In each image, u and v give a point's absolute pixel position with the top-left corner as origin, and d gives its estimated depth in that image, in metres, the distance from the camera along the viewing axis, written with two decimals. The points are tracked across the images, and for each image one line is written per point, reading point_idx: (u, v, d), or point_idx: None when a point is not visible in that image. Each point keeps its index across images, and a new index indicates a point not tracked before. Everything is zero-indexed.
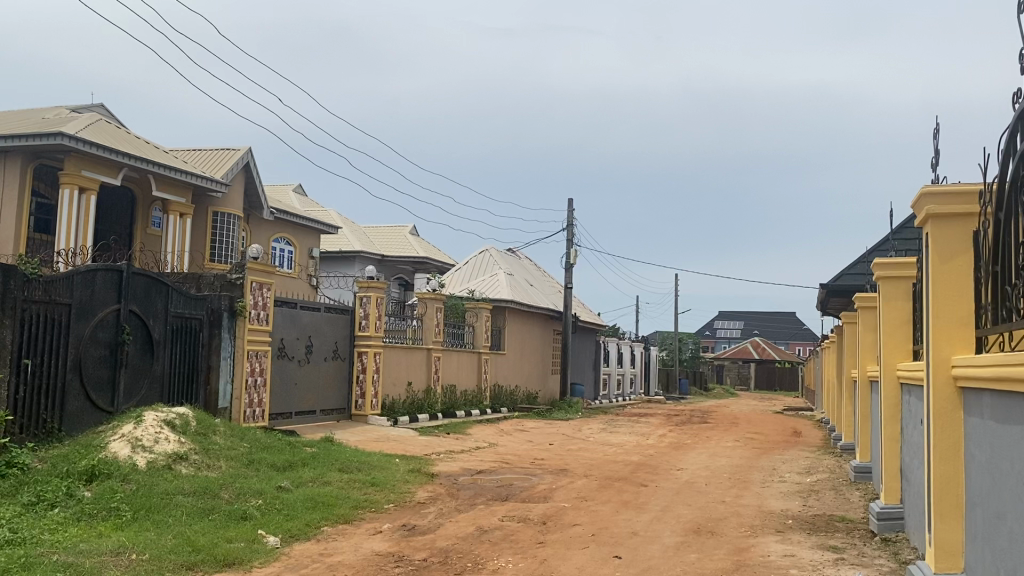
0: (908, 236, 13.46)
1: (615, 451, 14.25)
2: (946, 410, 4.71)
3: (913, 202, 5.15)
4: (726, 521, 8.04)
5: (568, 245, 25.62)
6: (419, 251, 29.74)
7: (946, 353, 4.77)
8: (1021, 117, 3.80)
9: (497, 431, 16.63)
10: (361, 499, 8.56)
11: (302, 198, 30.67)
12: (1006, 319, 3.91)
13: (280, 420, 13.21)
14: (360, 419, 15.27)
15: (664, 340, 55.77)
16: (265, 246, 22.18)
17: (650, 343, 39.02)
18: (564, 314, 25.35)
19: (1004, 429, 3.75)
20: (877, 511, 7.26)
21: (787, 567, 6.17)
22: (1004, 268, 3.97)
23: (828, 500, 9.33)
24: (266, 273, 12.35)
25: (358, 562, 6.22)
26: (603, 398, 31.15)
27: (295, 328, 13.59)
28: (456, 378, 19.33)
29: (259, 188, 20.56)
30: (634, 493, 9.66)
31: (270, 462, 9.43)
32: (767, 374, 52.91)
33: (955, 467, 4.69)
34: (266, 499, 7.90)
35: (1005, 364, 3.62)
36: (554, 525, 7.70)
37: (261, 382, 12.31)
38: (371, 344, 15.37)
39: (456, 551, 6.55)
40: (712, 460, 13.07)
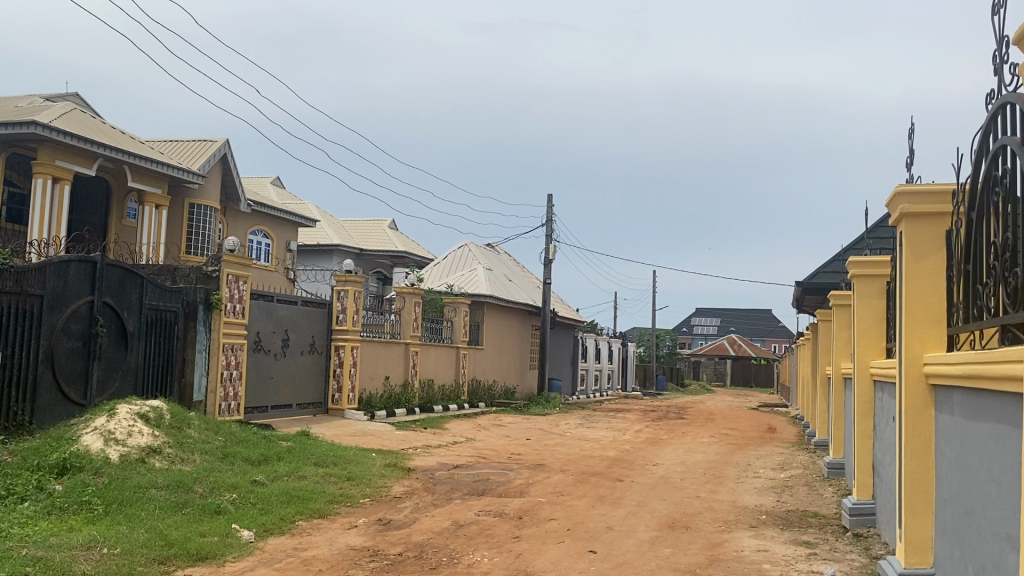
0: (882, 235, 13.64)
1: (591, 445, 14.30)
2: (918, 407, 4.76)
3: (888, 202, 5.20)
4: (701, 516, 8.09)
5: (547, 241, 25.73)
6: (399, 244, 29.65)
7: (918, 350, 4.82)
8: (993, 118, 3.85)
9: (473, 426, 16.63)
10: (337, 493, 8.54)
11: (280, 190, 30.54)
12: (976, 317, 3.98)
13: (256, 413, 13.12)
14: (336, 413, 15.24)
15: (641, 335, 55.96)
16: (242, 238, 22.02)
17: (628, 339, 39.20)
18: (543, 310, 25.43)
19: (973, 426, 3.81)
20: (849, 507, 7.35)
21: (760, 561, 6.23)
22: (975, 266, 4.02)
23: (802, 496, 9.44)
24: (243, 266, 12.27)
25: (332, 556, 6.20)
26: (580, 393, 31.25)
27: (272, 321, 13.51)
28: (433, 372, 19.32)
29: (237, 180, 20.40)
30: (611, 488, 9.71)
31: (245, 456, 9.40)
32: (743, 370, 53.44)
33: (926, 464, 4.75)
34: (240, 493, 7.87)
35: (975, 363, 3.68)
36: (530, 519, 7.72)
37: (236, 376, 12.24)
38: (348, 337, 15.29)
39: (432, 546, 6.55)
40: (687, 455, 13.17)
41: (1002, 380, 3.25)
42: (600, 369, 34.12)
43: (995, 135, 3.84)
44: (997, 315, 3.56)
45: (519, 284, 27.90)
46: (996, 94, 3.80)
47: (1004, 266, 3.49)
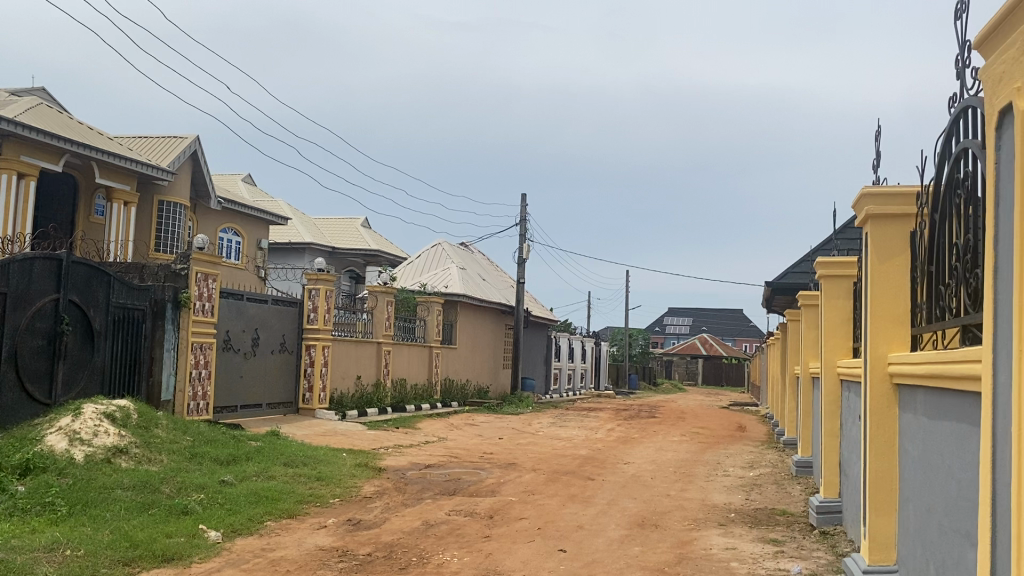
0: (850, 237, 13.81)
1: (563, 445, 14.33)
2: (883, 407, 4.81)
3: (854, 203, 5.26)
4: (671, 514, 8.15)
5: (521, 240, 25.77)
6: (372, 243, 29.52)
7: (883, 350, 4.87)
8: (955, 121, 3.90)
9: (446, 425, 16.61)
10: (306, 493, 8.48)
11: (251, 187, 30.29)
12: (939, 317, 4.02)
13: (225, 413, 12.99)
14: (307, 412, 15.14)
15: (614, 334, 56.21)
16: (212, 236, 21.80)
17: (601, 338, 39.35)
18: (516, 309, 25.44)
19: (935, 425, 3.86)
20: (816, 505, 7.44)
21: (728, 559, 6.28)
22: (938, 267, 4.07)
23: (770, 494, 9.53)
24: (212, 264, 12.13)
25: (301, 557, 6.16)
26: (553, 392, 31.32)
27: (242, 320, 13.37)
28: (406, 371, 19.26)
29: (207, 176, 20.20)
30: (582, 487, 9.75)
31: (213, 456, 9.32)
32: (715, 369, 53.89)
33: (890, 462, 4.82)
34: (208, 493, 7.79)
35: (937, 362, 3.72)
36: (501, 518, 7.73)
37: (205, 375, 12.11)
38: (319, 336, 15.18)
39: (402, 546, 6.53)
40: (658, 454, 13.26)
41: (963, 380, 3.29)
42: (573, 368, 34.22)
43: (957, 138, 3.90)
44: (959, 315, 3.61)
45: (493, 283, 27.92)
46: (959, 97, 3.86)
47: (966, 267, 3.53)
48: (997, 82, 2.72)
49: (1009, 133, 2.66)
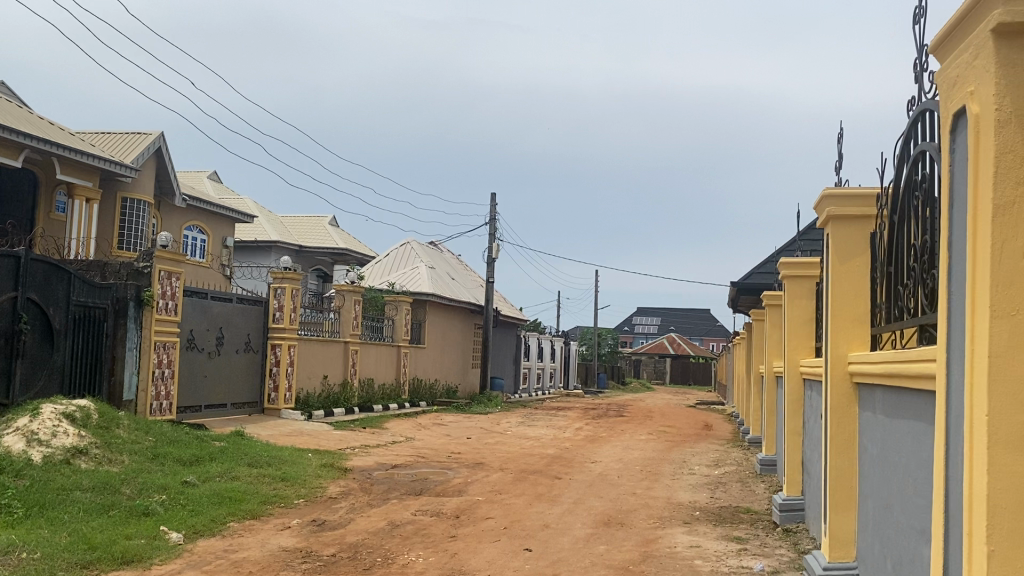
0: (813, 238, 13.98)
1: (531, 444, 14.35)
2: (842, 406, 4.87)
3: (816, 205, 5.32)
4: (636, 512, 8.19)
5: (490, 239, 25.75)
6: (339, 241, 29.32)
7: (844, 349, 4.93)
8: (914, 123, 3.96)
9: (413, 425, 16.55)
10: (271, 494, 8.40)
11: (217, 184, 29.96)
12: (898, 317, 4.08)
13: (189, 413, 12.83)
14: (272, 412, 14.99)
15: (583, 334, 56.37)
16: (176, 234, 21.51)
17: (570, 337, 39.46)
18: (485, 308, 25.43)
19: (893, 423, 3.92)
20: (779, 503, 7.52)
21: (691, 557, 6.32)
22: (897, 268, 4.13)
23: (734, 492, 9.62)
24: (176, 262, 11.97)
25: (263, 558, 6.10)
26: (522, 391, 31.33)
27: (206, 319, 13.21)
28: (373, 371, 19.16)
29: (171, 173, 19.93)
30: (548, 486, 9.75)
31: (176, 456, 9.20)
32: (682, 369, 54.30)
33: (851, 461, 4.88)
34: (169, 494, 7.67)
35: (895, 361, 3.78)
36: (467, 518, 7.72)
37: (168, 374, 11.95)
38: (285, 336, 15.04)
39: (366, 547, 6.49)
40: (625, 453, 13.31)
41: (918, 379, 3.35)
42: (542, 368, 34.26)
43: (915, 141, 3.96)
44: (917, 315, 3.66)
45: (462, 282, 27.87)
46: (917, 101, 3.92)
47: (923, 267, 3.58)
48: (951, 86, 2.76)
49: (962, 135, 2.70)
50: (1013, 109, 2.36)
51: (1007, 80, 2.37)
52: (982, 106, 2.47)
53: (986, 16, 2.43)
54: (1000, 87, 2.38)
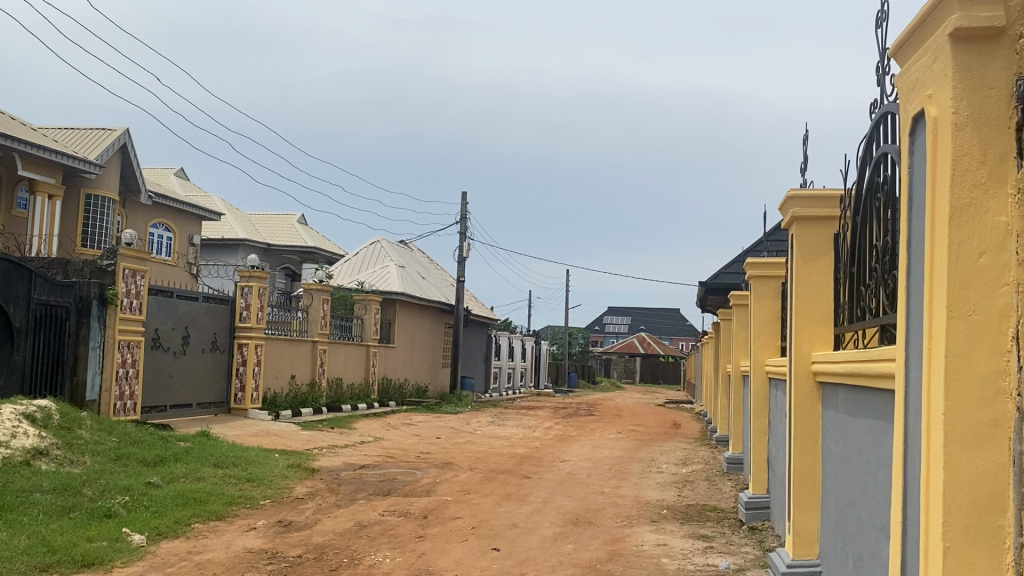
0: (779, 239, 14.14)
1: (500, 443, 14.34)
2: (806, 404, 4.93)
3: (780, 206, 5.38)
4: (605, 511, 8.23)
5: (461, 239, 25.70)
6: (308, 240, 29.11)
7: (807, 348, 4.99)
8: (876, 126, 4.01)
9: (382, 425, 16.46)
10: (236, 494, 8.30)
11: (183, 182, 29.59)
12: (860, 317, 4.13)
13: (153, 413, 12.66)
14: (239, 412, 14.84)
15: (553, 334, 56.49)
16: (141, 232, 21.20)
17: (541, 337, 39.52)
18: (456, 308, 25.37)
19: (855, 422, 3.97)
20: (745, 501, 7.59)
21: (658, 555, 6.36)
22: (860, 268, 4.18)
23: (702, 490, 9.69)
24: (140, 260, 11.78)
25: (228, 559, 6.03)
26: (493, 391, 31.30)
27: (171, 318, 13.05)
28: (342, 371, 19.04)
29: (137, 170, 19.66)
30: (517, 485, 9.75)
31: (140, 457, 9.06)
32: (652, 368, 54.62)
33: (814, 458, 4.94)
34: (132, 496, 7.56)
35: (856, 361, 3.83)
36: (436, 518, 7.70)
37: (132, 373, 11.79)
38: (252, 335, 14.89)
39: (332, 548, 6.44)
40: (594, 452, 13.35)
41: (879, 377, 3.39)
42: (513, 368, 34.24)
43: (878, 143, 4.01)
44: (878, 315, 3.70)
45: (432, 281, 27.78)
46: (879, 103, 3.97)
47: (884, 268, 3.63)
48: (910, 89, 2.80)
49: (921, 138, 2.74)
50: (969, 113, 2.40)
51: (965, 84, 2.41)
52: (941, 109, 2.50)
53: (945, 20, 2.47)
54: (956, 92, 2.41)
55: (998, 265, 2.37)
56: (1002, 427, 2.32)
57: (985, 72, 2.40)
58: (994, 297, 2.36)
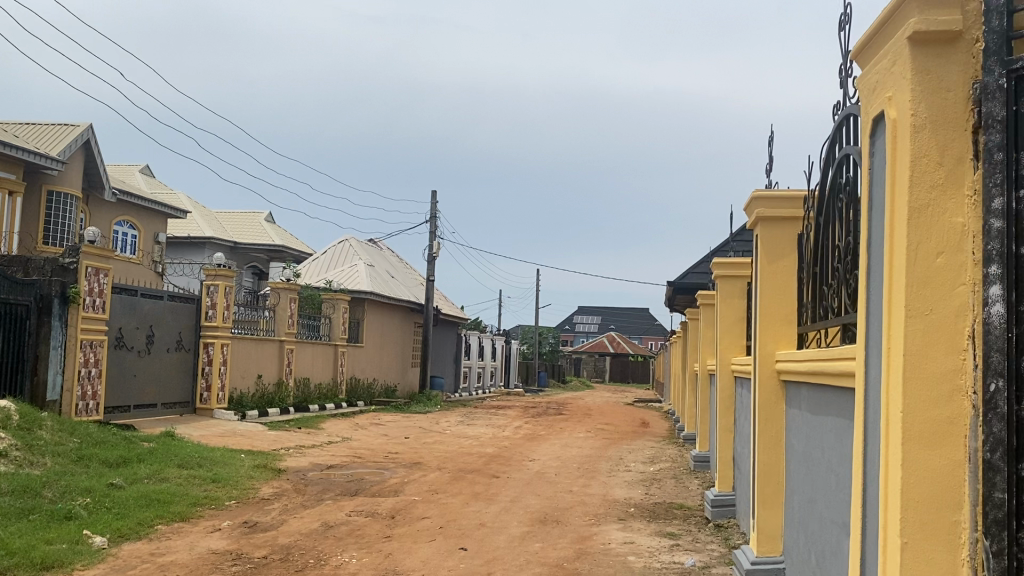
0: (746, 238, 14.29)
1: (469, 443, 14.31)
2: (770, 402, 4.99)
3: (745, 206, 5.43)
4: (572, 510, 8.25)
5: (430, 238, 25.63)
6: (276, 238, 28.86)
7: (771, 347, 5.04)
8: (839, 127, 4.06)
9: (350, 425, 16.37)
10: (201, 495, 8.21)
11: (149, 178, 29.19)
12: (823, 317, 4.18)
13: (117, 413, 12.47)
14: (204, 412, 14.67)
15: (523, 333, 56.55)
16: (105, 230, 20.88)
17: (511, 336, 39.53)
18: (425, 307, 25.27)
19: (817, 420, 4.02)
20: (711, 498, 7.65)
21: (625, 553, 6.39)
22: (823, 268, 4.22)
23: (669, 488, 9.75)
24: (103, 258, 11.60)
25: (191, 561, 5.96)
26: (463, 390, 31.23)
27: (135, 317, 12.87)
28: (309, 371, 18.90)
29: (100, 166, 19.35)
30: (485, 485, 9.75)
31: (102, 458, 8.93)
32: (621, 367, 54.95)
33: (777, 455, 5.00)
34: (94, 497, 7.44)
35: (819, 360, 3.87)
36: (403, 518, 7.67)
37: (95, 373, 11.61)
38: (217, 334, 14.73)
39: (298, 548, 6.39)
40: (562, 451, 13.37)
41: (840, 376, 3.44)
42: (483, 367, 34.23)
43: (841, 144, 4.05)
44: (840, 314, 3.75)
45: (402, 280, 27.65)
46: (841, 105, 4.01)
47: (846, 268, 3.68)
48: (872, 92, 2.84)
49: (881, 140, 2.77)
50: (927, 115, 2.43)
51: (923, 86, 2.44)
52: (899, 111, 2.54)
53: (904, 24, 2.51)
54: (914, 95, 2.45)
55: (955, 265, 2.40)
56: (958, 424, 2.37)
57: (943, 74, 2.43)
58: (951, 296, 2.40)
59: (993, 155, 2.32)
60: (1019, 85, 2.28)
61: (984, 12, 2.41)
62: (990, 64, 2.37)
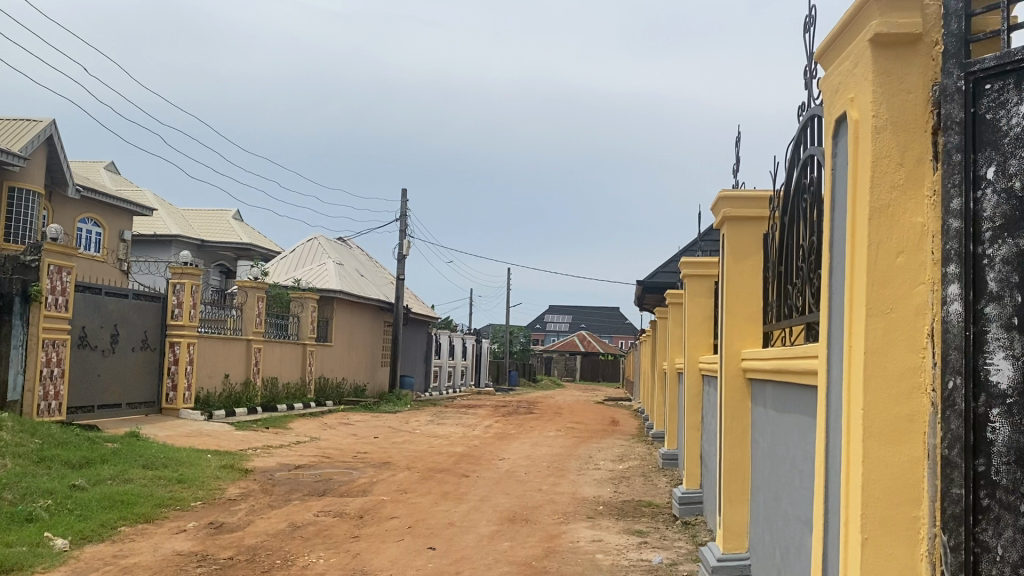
0: (714, 238, 14.42)
1: (439, 442, 14.28)
2: (735, 400, 5.04)
3: (712, 206, 5.47)
4: (541, 508, 8.27)
5: (400, 236, 25.54)
6: (244, 236, 28.57)
7: (737, 346, 5.09)
8: (804, 128, 4.10)
9: (319, 424, 16.25)
10: (165, 496, 8.10)
11: (113, 175, 28.76)
12: (788, 315, 4.22)
13: (80, 414, 12.27)
14: (170, 412, 14.49)
15: (494, 332, 56.57)
16: (68, 227, 20.53)
17: (482, 335, 39.53)
18: (395, 306, 25.18)
19: (781, 417, 4.06)
20: (679, 496, 7.70)
21: (593, 552, 6.41)
22: (788, 268, 4.27)
23: (638, 486, 9.81)
24: (66, 256, 11.41)
25: (155, 563, 5.88)
26: (433, 390, 31.15)
27: (100, 315, 12.69)
28: (277, 370, 18.73)
29: (64, 162, 19.02)
30: (455, 484, 9.73)
31: (64, 459, 8.78)
32: (592, 366, 55.21)
33: (743, 453, 5.05)
34: (55, 499, 7.31)
35: (783, 358, 3.90)
36: (372, 518, 7.63)
37: (58, 373, 11.42)
38: (184, 334, 14.56)
39: (265, 549, 6.33)
40: (532, 450, 13.39)
41: (804, 373, 3.47)
42: (453, 366, 34.18)
43: (805, 145, 4.09)
44: (804, 313, 3.79)
45: (371, 279, 27.52)
46: (806, 106, 4.06)
47: (810, 268, 3.72)
48: (834, 93, 2.87)
49: (843, 141, 2.81)
50: (888, 117, 2.47)
51: (884, 88, 2.48)
52: (861, 113, 2.58)
53: (866, 26, 2.54)
54: (876, 97, 2.48)
55: (915, 264, 2.44)
56: (917, 422, 2.40)
57: (903, 77, 2.47)
58: (910, 295, 2.43)
59: (952, 156, 2.35)
60: (976, 88, 2.30)
61: (943, 16, 2.45)
62: (948, 67, 2.39)
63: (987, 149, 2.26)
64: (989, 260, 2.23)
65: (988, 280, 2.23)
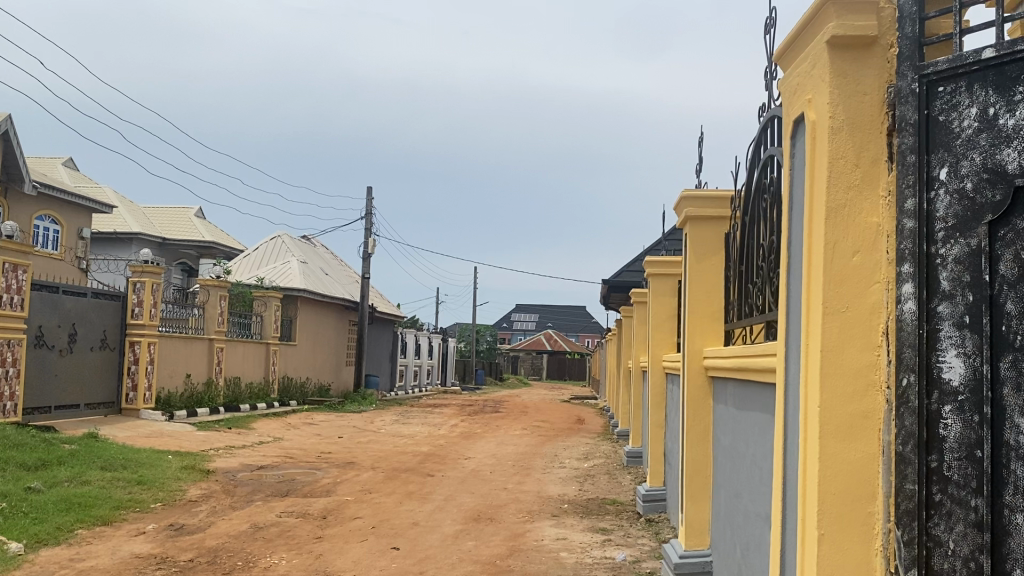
0: (678, 238, 14.52)
1: (404, 442, 14.23)
2: (697, 398, 5.09)
3: (675, 206, 5.51)
4: (506, 507, 8.27)
5: (365, 235, 25.39)
6: (206, 234, 28.21)
7: (699, 344, 5.13)
8: (764, 128, 4.14)
9: (283, 424, 16.09)
10: (125, 499, 7.96)
11: (71, 172, 28.18)
12: (748, 314, 4.27)
13: (37, 415, 12.02)
14: (130, 413, 14.26)
15: (461, 331, 56.52)
16: (24, 225, 20.08)
17: (449, 334, 39.43)
18: (360, 305, 25.04)
19: (742, 414, 4.10)
20: (643, 493, 7.75)
21: (557, 550, 6.43)
22: (748, 266, 4.31)
23: (602, 484, 9.86)
24: (21, 253, 11.17)
25: (113, 566, 5.78)
26: (399, 389, 31.01)
27: (57, 314, 12.45)
28: (240, 369, 18.50)
29: (20, 158, 18.59)
30: (420, 483, 9.70)
31: (20, 461, 8.59)
32: (558, 365, 55.36)
33: (704, 450, 5.10)
34: (10, 502, 7.15)
35: (743, 355, 3.94)
36: (336, 518, 7.58)
37: (13, 373, 11.18)
38: (145, 333, 14.35)
39: (226, 550, 6.25)
40: (498, 448, 13.39)
41: (763, 371, 3.51)
42: (420, 365, 34.08)
43: (765, 145, 4.13)
44: (764, 312, 3.84)
45: (336, 278, 27.36)
46: (766, 106, 4.10)
47: (769, 267, 3.77)
48: (792, 94, 2.89)
49: (800, 141, 2.84)
50: (845, 118, 2.50)
51: (841, 89, 2.51)
52: (819, 113, 2.61)
53: (823, 28, 2.57)
54: (833, 97, 2.51)
55: (870, 263, 2.47)
56: (872, 418, 2.43)
57: (860, 77, 2.50)
58: (866, 294, 2.47)
59: (906, 157, 2.40)
60: (930, 90, 2.35)
61: (898, 19, 2.49)
62: (903, 69, 2.45)
63: (940, 151, 2.31)
64: (941, 259, 2.29)
65: (942, 279, 2.28)
